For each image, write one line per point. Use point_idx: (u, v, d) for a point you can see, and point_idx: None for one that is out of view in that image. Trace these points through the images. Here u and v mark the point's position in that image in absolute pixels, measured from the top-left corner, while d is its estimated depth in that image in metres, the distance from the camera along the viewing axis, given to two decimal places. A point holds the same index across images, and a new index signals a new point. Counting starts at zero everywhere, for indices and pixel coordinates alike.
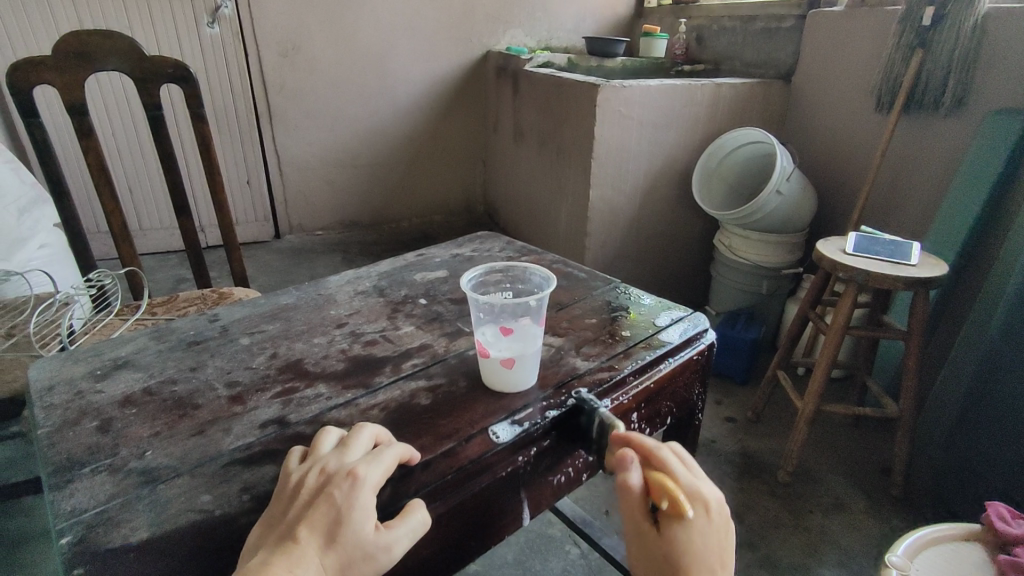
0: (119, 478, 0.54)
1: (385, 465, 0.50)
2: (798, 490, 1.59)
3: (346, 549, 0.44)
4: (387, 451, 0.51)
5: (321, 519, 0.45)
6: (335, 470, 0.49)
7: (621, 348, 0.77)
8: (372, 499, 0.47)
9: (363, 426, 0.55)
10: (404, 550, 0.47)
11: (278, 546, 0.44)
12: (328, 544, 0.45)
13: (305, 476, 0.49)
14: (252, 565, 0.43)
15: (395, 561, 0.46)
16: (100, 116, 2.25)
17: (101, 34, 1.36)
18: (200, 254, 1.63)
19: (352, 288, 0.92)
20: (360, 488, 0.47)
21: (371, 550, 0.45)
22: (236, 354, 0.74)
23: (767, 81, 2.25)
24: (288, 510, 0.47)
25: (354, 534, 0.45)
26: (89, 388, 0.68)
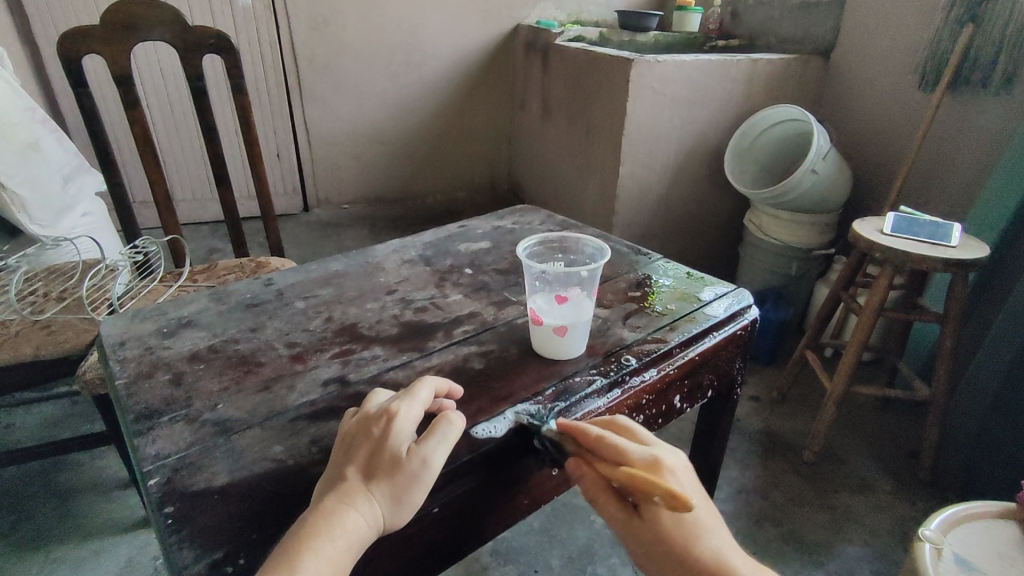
0: (196, 427, 0.57)
1: (419, 398, 0.53)
2: (822, 469, 1.61)
3: (388, 469, 0.47)
4: (421, 387, 0.55)
5: (364, 452, 0.49)
6: (372, 411, 0.52)
7: (666, 321, 0.78)
8: (407, 425, 0.50)
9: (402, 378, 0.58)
10: (444, 459, 0.49)
11: (332, 481, 0.48)
12: (374, 470, 0.48)
13: (349, 421, 0.53)
14: (311, 502, 0.47)
15: (436, 472, 0.48)
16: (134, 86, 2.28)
17: (146, 5, 1.38)
18: (239, 224, 1.66)
19: (399, 256, 0.94)
20: (392, 418, 0.50)
21: (410, 463, 0.48)
22: (294, 317, 0.77)
23: (805, 58, 2.19)
24: (339, 450, 0.50)
25: (392, 453, 0.48)
26: (157, 343, 0.71)
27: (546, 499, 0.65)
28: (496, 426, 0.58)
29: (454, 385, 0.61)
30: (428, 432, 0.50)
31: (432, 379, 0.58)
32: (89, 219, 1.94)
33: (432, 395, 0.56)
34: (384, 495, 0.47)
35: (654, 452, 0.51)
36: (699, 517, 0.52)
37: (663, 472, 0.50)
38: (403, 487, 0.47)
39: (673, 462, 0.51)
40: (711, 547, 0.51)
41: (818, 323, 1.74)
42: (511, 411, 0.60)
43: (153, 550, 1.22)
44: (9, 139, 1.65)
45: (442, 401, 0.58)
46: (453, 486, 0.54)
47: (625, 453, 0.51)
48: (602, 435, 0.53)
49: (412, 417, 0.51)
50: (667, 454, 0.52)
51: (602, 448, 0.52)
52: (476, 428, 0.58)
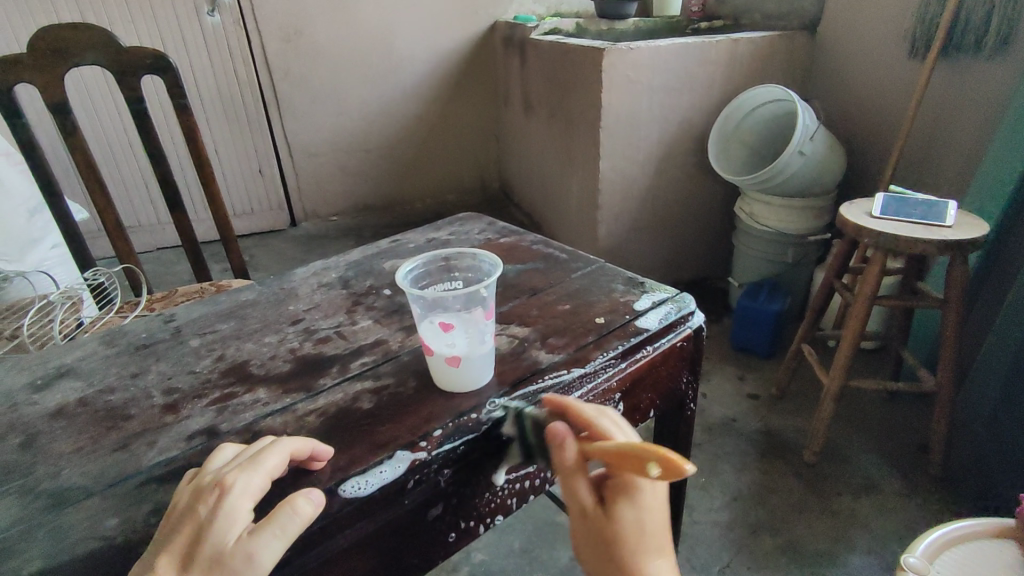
0: (28, 500, 0.50)
1: (265, 466, 0.45)
2: (824, 471, 1.50)
3: (204, 566, 0.40)
4: (272, 456, 0.47)
5: (181, 539, 0.41)
6: (207, 483, 0.45)
7: (592, 338, 0.69)
8: (239, 506, 0.42)
9: (261, 436, 0.50)
10: (276, 555, 0.41)
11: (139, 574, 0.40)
12: (188, 564, 0.40)
13: (181, 493, 0.45)
14: None
15: (264, 571, 0.40)
16: (89, 116, 2.25)
17: (75, 29, 1.33)
18: (197, 247, 1.61)
19: (315, 280, 0.87)
20: (222, 496, 0.42)
21: (232, 559, 0.40)
22: (183, 358, 0.70)
23: (789, 33, 2.07)
24: (161, 531, 0.43)
25: (214, 546, 0.40)
26: (26, 399, 0.65)
27: (430, 562, 0.57)
28: (364, 482, 0.50)
29: (324, 442, 0.53)
30: (266, 519, 0.42)
31: (294, 439, 0.50)
32: (60, 251, 1.92)
33: (286, 461, 0.48)
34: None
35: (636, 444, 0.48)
36: (656, 524, 0.47)
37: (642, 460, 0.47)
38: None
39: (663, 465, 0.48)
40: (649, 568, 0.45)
41: (811, 314, 1.63)
42: (389, 460, 0.52)
43: None
44: None
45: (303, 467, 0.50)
46: (305, 558, 0.47)
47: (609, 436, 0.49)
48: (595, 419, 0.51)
49: (247, 494, 0.43)
50: (654, 454, 0.49)
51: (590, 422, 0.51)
52: (341, 485, 0.50)
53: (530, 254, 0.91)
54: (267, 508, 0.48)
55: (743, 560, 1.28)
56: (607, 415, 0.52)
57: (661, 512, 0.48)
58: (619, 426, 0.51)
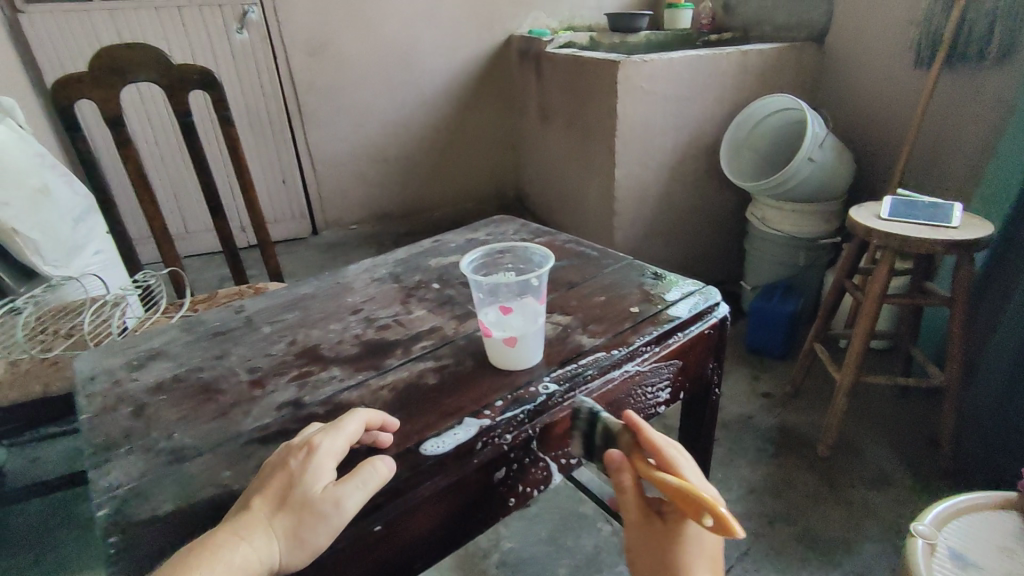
0: (149, 457, 0.59)
1: (345, 432, 0.53)
2: (838, 464, 1.56)
3: (296, 506, 0.47)
4: (351, 423, 0.55)
5: (276, 485, 0.49)
6: (295, 444, 0.52)
7: (628, 325, 0.77)
8: (325, 461, 0.50)
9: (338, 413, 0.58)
10: (357, 504, 0.48)
11: (240, 512, 0.48)
12: (281, 504, 0.48)
13: (273, 452, 0.53)
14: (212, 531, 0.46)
15: (346, 515, 0.48)
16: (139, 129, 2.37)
17: (131, 48, 1.43)
18: (237, 252, 1.70)
19: (367, 276, 0.94)
20: (311, 452, 0.50)
21: (319, 503, 0.47)
22: (258, 343, 0.78)
23: (797, 45, 2.15)
24: (255, 481, 0.51)
25: (304, 491, 0.48)
26: (125, 377, 0.73)
27: (491, 523, 0.64)
28: (441, 442, 0.58)
29: (391, 417, 0.60)
30: (349, 475, 0.50)
31: (367, 411, 0.58)
32: (101, 256, 2.03)
33: (361, 429, 0.55)
34: (286, 532, 0.46)
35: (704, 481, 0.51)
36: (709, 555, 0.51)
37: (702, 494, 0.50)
38: (309, 526, 0.46)
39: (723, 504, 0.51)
40: None
41: (823, 314, 1.70)
42: (460, 425, 0.60)
43: None
44: (18, 187, 1.75)
45: (371, 439, 0.57)
46: (393, 504, 0.55)
47: (680, 469, 0.51)
48: (665, 447, 0.53)
49: (331, 451, 0.51)
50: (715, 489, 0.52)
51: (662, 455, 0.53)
52: (422, 444, 0.58)
53: (564, 252, 0.99)
54: (360, 462, 0.56)
55: (760, 547, 1.34)
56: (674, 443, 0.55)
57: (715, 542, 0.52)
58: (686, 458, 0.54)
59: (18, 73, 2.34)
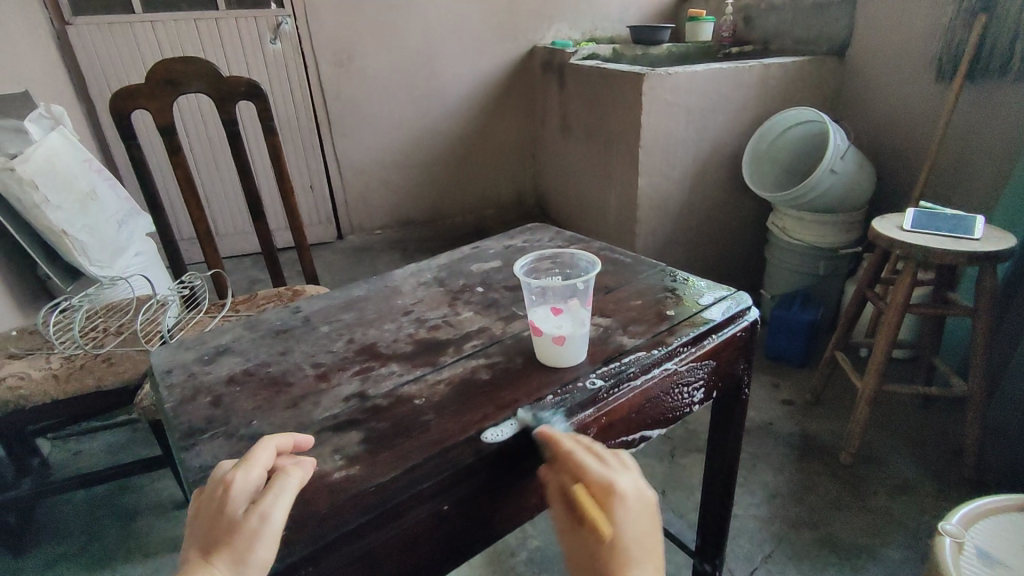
0: (234, 442, 0.65)
1: (251, 458, 0.54)
2: (860, 471, 1.58)
3: (224, 536, 0.48)
4: (260, 450, 0.55)
5: (202, 529, 0.49)
6: (207, 487, 0.53)
7: (665, 326, 0.82)
8: (240, 490, 0.51)
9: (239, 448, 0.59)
10: (283, 510, 0.51)
11: (173, 567, 0.48)
12: (212, 542, 0.48)
13: (188, 504, 0.53)
14: None
15: (276, 524, 0.50)
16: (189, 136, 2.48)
17: (184, 61, 1.51)
18: (275, 255, 1.77)
19: (414, 279, 1.00)
20: (221, 487, 0.51)
21: (249, 524, 0.49)
22: (319, 340, 0.84)
23: (819, 58, 2.19)
24: (181, 536, 0.51)
25: (228, 521, 0.49)
26: (199, 369, 0.80)
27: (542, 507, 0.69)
28: (502, 433, 0.63)
29: (300, 437, 0.61)
30: (265, 492, 0.52)
31: (276, 436, 0.58)
32: (142, 258, 2.12)
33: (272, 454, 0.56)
34: (224, 564, 0.47)
35: (612, 477, 0.55)
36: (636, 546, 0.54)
37: (605, 487, 0.55)
38: (244, 549, 0.48)
39: (638, 489, 0.55)
40: None
41: (845, 322, 1.73)
42: (516, 415, 0.65)
43: None
44: (69, 192, 1.84)
45: (289, 458, 0.59)
46: (459, 487, 0.60)
47: (585, 469, 0.56)
48: (572, 450, 0.58)
49: (242, 479, 0.51)
50: (627, 480, 0.56)
51: (570, 457, 0.58)
52: (477, 433, 0.63)
53: (599, 258, 1.04)
54: (427, 449, 0.61)
55: (784, 550, 1.37)
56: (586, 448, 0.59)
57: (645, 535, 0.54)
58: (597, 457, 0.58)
59: (64, 81, 2.44)
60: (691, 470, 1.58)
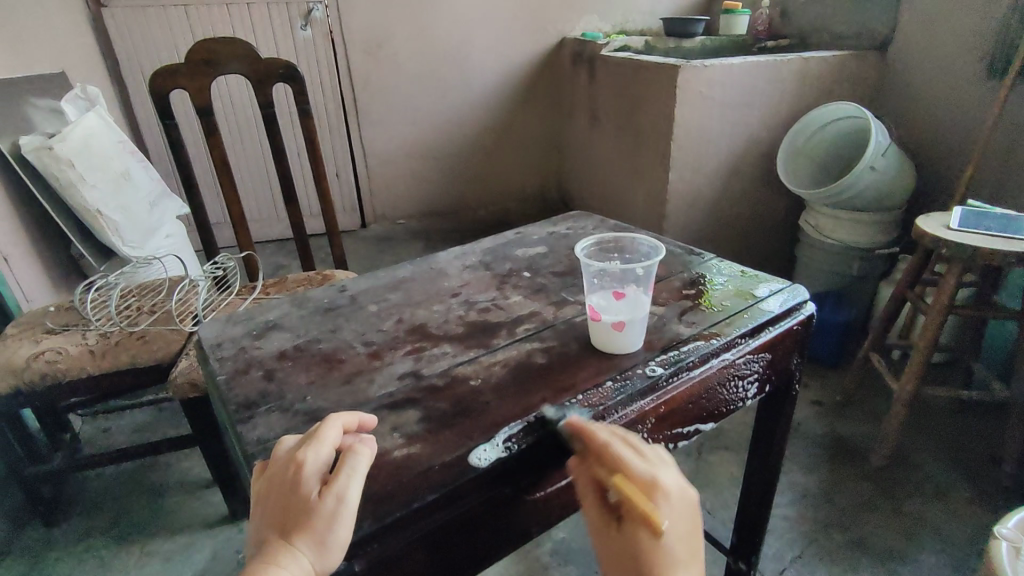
0: (290, 416, 0.64)
1: (319, 437, 0.53)
2: (894, 474, 1.55)
3: (303, 518, 0.48)
4: (327, 428, 0.55)
5: (278, 510, 0.50)
6: (276, 466, 0.52)
7: (720, 316, 0.81)
8: (312, 469, 0.51)
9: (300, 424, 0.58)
10: (358, 489, 0.50)
11: (257, 547, 0.49)
12: (291, 524, 0.48)
13: (258, 482, 0.53)
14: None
15: (353, 505, 0.50)
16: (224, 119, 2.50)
17: (224, 41, 1.51)
18: (307, 240, 1.77)
19: (460, 263, 0.99)
20: (294, 467, 0.51)
21: (327, 506, 0.49)
22: (368, 319, 0.83)
23: (860, 53, 2.14)
24: (256, 515, 0.51)
25: (305, 502, 0.49)
26: (249, 344, 0.79)
27: None
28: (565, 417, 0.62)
29: (363, 415, 0.60)
30: (337, 471, 0.51)
31: (339, 414, 0.58)
32: (172, 239, 2.13)
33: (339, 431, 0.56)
34: (308, 547, 0.47)
35: (653, 472, 0.51)
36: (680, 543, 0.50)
37: (650, 484, 0.51)
38: (325, 530, 0.48)
39: (684, 492, 0.51)
40: None
41: (882, 323, 1.69)
42: (576, 400, 0.64)
43: (235, 544, 1.47)
44: (104, 170, 1.85)
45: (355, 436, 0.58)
46: (521, 469, 0.59)
47: (623, 463, 0.52)
48: (609, 442, 0.54)
49: (314, 459, 0.51)
50: (670, 478, 0.52)
51: (605, 451, 0.54)
52: (531, 419, 0.61)
53: None
54: (487, 430, 0.60)
55: (816, 551, 1.35)
56: (620, 440, 0.55)
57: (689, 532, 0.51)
58: (633, 449, 0.54)
59: (99, 63, 2.46)
60: (721, 467, 1.55)
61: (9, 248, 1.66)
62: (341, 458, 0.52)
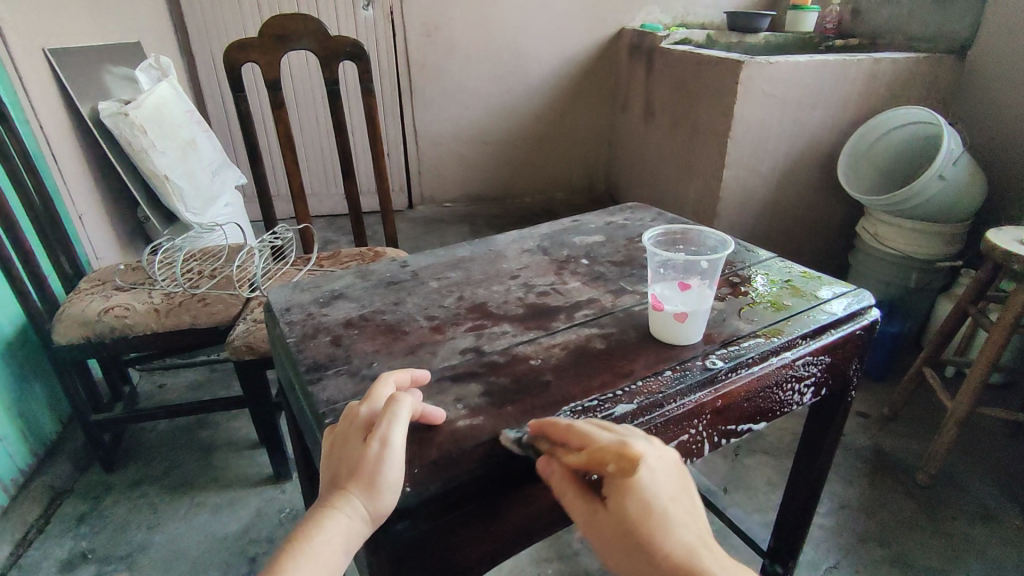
0: (357, 380, 0.67)
1: (369, 393, 0.58)
2: (939, 493, 1.51)
3: (354, 463, 0.52)
4: (380, 384, 0.59)
5: (334, 460, 0.54)
6: (336, 424, 0.57)
7: (781, 316, 0.80)
8: (360, 420, 0.55)
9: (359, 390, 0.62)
10: (401, 435, 0.53)
11: (323, 495, 0.53)
12: (344, 470, 0.52)
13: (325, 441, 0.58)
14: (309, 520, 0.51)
15: (396, 449, 0.52)
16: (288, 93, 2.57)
17: (296, 18, 1.55)
18: (361, 216, 1.81)
19: (518, 246, 1.00)
20: (345, 419, 0.55)
21: (372, 452, 0.52)
22: (430, 295, 0.85)
23: (936, 56, 2.05)
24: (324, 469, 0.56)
25: (355, 449, 0.52)
26: (317, 310, 0.82)
27: None
28: (623, 400, 0.63)
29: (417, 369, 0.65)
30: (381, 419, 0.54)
31: (394, 372, 0.62)
32: (230, 209, 2.21)
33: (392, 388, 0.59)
34: (359, 490, 0.50)
35: (621, 437, 0.51)
36: (670, 498, 0.49)
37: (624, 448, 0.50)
38: (373, 472, 0.51)
39: (658, 448, 0.51)
40: (679, 543, 0.47)
41: (938, 338, 1.64)
42: (634, 386, 0.65)
43: (277, 503, 1.53)
44: (174, 138, 1.93)
45: (408, 390, 0.61)
46: None
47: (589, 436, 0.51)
48: (572, 423, 0.54)
49: (361, 410, 0.55)
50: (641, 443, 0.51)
51: (569, 434, 0.53)
52: (589, 400, 0.63)
53: None
54: (548, 409, 0.62)
55: (852, 563, 1.33)
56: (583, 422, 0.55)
57: (676, 488, 0.50)
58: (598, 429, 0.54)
59: (171, 34, 2.56)
60: (757, 470, 1.53)
61: (83, 207, 1.75)
62: (384, 408, 0.55)
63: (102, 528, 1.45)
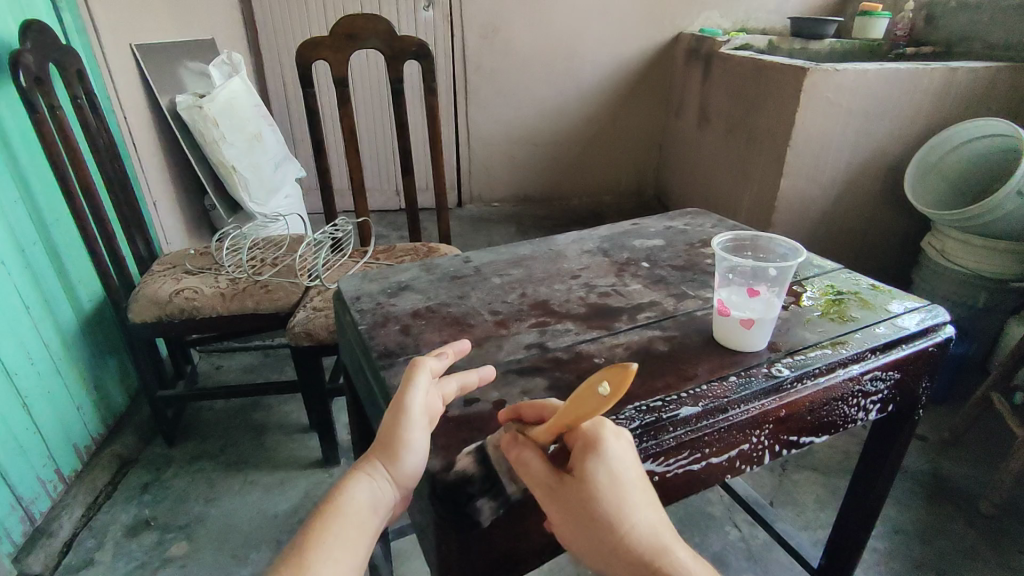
0: None
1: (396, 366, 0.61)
2: (1002, 525, 1.44)
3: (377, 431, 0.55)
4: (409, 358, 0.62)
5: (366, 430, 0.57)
6: None
7: (849, 328, 0.79)
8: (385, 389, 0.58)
9: None
10: (418, 399, 0.55)
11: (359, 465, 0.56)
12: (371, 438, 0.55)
13: None
14: None
15: (411, 412, 0.54)
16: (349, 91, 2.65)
17: (367, 18, 1.60)
18: (417, 212, 1.86)
19: (578, 246, 1.02)
20: None
21: (391, 416, 0.54)
22: (493, 290, 0.87)
23: (1017, 66, 1.95)
24: None
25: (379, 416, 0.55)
26: (385, 300, 0.86)
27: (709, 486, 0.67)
28: (687, 404, 0.63)
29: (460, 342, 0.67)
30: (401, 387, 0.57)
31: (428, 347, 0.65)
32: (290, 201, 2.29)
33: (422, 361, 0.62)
34: (380, 455, 0.53)
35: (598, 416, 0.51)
36: (635, 480, 0.48)
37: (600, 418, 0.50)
38: (391, 438, 0.53)
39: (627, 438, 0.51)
40: (643, 520, 0.46)
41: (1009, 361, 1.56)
42: (699, 390, 0.65)
43: (326, 487, 1.58)
44: (243, 131, 2.02)
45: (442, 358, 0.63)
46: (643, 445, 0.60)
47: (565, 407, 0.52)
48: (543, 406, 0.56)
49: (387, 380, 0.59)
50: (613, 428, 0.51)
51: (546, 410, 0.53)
52: (653, 401, 0.64)
53: None
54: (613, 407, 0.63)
55: None
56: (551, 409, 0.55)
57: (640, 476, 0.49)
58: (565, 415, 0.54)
59: (242, 32, 2.67)
60: (806, 487, 1.50)
61: (158, 194, 1.85)
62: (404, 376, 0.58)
63: (164, 498, 1.53)
